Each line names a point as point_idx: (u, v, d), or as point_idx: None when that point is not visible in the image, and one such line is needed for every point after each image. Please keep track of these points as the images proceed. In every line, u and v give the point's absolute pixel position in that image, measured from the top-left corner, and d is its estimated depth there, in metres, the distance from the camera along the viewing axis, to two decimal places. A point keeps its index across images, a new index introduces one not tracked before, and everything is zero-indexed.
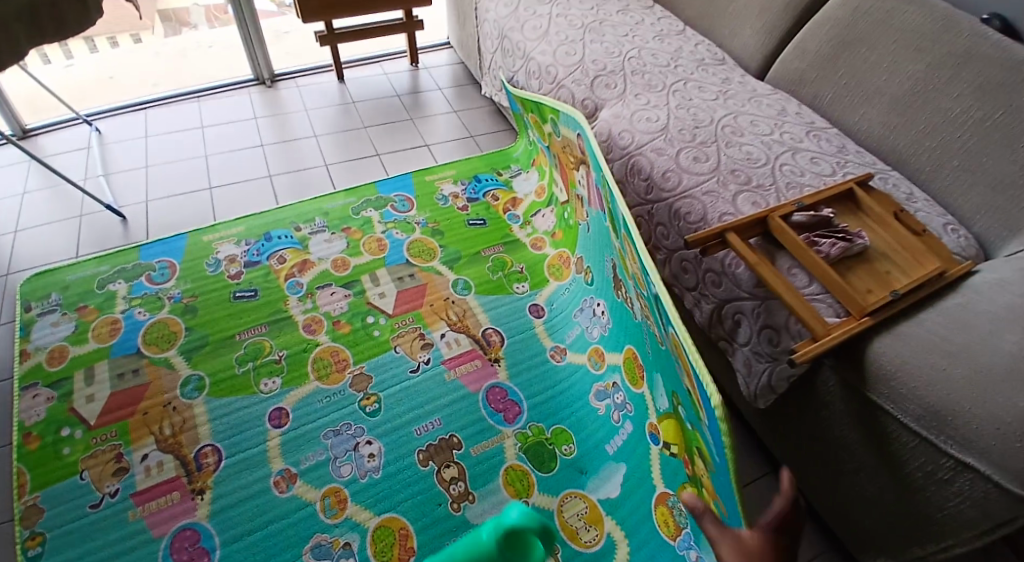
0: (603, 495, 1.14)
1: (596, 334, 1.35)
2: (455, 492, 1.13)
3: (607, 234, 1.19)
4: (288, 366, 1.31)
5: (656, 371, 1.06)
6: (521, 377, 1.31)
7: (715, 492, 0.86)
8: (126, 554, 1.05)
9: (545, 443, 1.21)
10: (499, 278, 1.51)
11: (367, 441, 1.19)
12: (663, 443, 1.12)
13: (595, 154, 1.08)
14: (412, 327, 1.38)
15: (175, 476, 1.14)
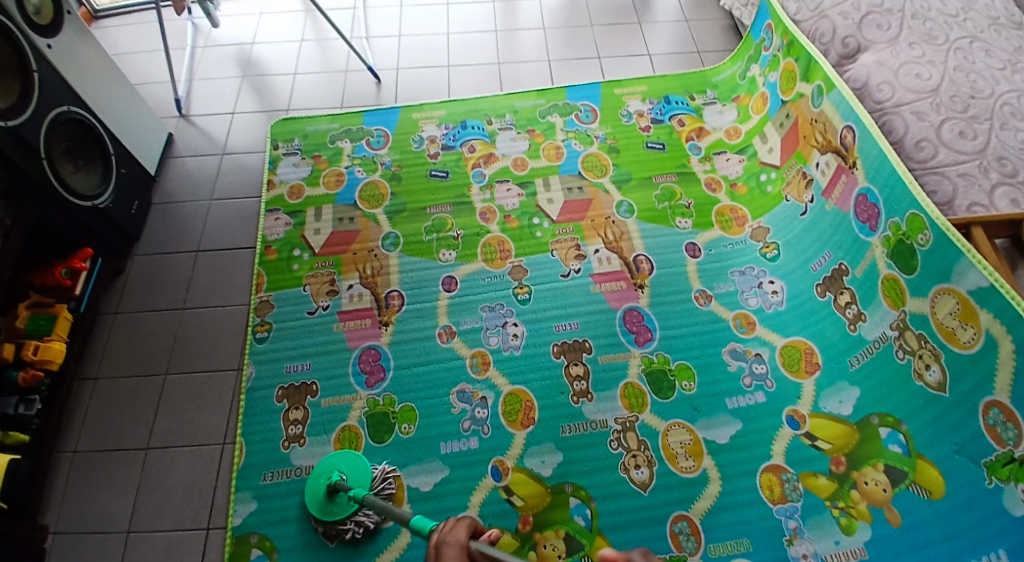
0: (709, 436, 1.25)
1: (755, 301, 1.42)
2: (577, 388, 1.31)
3: (854, 243, 1.32)
4: (463, 244, 1.52)
5: (857, 390, 1.23)
6: (660, 307, 1.42)
7: (930, 522, 1.06)
8: (326, 354, 1.37)
9: (667, 372, 1.33)
10: (664, 209, 1.58)
11: (514, 323, 1.40)
12: (803, 431, 1.23)
13: (890, 178, 1.22)
14: (571, 237, 1.52)
15: (368, 307, 1.43)
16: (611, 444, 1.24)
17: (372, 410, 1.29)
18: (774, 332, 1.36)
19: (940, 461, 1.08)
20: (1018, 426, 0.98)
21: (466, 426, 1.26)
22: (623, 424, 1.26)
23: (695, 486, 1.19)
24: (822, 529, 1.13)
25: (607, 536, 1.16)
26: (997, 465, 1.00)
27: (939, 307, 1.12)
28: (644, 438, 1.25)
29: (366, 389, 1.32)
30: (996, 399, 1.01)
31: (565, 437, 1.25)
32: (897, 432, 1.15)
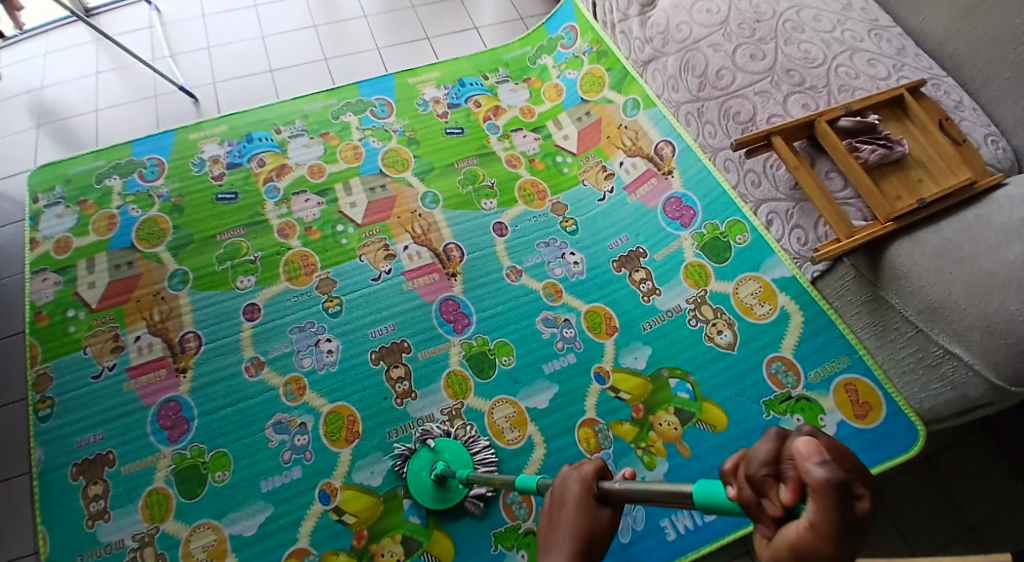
0: (531, 405, 1.28)
1: (555, 267, 1.46)
2: (400, 389, 1.29)
3: (655, 233, 1.48)
4: (262, 267, 1.44)
5: (648, 350, 1.34)
6: (473, 292, 1.42)
7: (712, 451, 1.23)
8: (119, 418, 1.25)
9: (487, 352, 1.34)
10: (468, 193, 1.58)
11: (327, 339, 1.34)
12: (608, 385, 1.30)
13: (710, 190, 1.49)
14: (378, 238, 1.48)
15: (161, 356, 1.32)
16: (439, 435, 1.24)
17: (179, 466, 1.20)
18: (577, 299, 1.42)
19: (721, 403, 1.27)
20: (797, 373, 1.28)
21: (287, 457, 1.21)
22: (449, 414, 1.27)
23: (522, 456, 1.23)
24: (631, 469, 1.21)
25: (445, 529, 1.16)
26: (775, 402, 1.26)
27: (742, 288, 1.38)
28: (471, 421, 1.26)
29: (169, 445, 1.22)
30: (782, 354, 1.30)
31: (393, 441, 1.24)
32: (684, 381, 1.30)
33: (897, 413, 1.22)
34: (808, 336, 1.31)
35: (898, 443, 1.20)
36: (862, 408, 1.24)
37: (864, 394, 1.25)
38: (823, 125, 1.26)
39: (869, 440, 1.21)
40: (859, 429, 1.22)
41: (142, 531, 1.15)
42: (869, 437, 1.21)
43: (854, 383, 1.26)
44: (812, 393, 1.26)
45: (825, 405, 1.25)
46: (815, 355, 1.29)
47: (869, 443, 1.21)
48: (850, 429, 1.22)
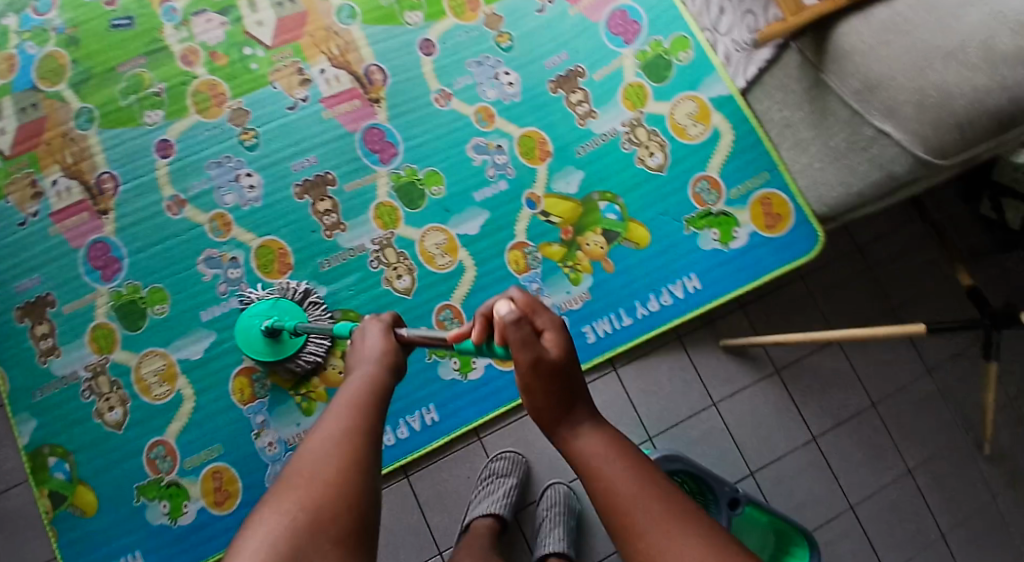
0: (461, 231, 1.29)
1: (487, 88, 1.36)
2: (327, 222, 1.29)
3: (597, 51, 1.36)
4: (168, 99, 1.32)
5: (580, 172, 1.32)
6: (399, 119, 1.34)
7: (635, 266, 1.27)
8: (51, 263, 1.26)
9: (416, 183, 1.31)
10: (390, 5, 1.37)
11: (247, 174, 1.30)
12: (539, 210, 1.30)
13: (659, 3, 1.37)
14: (290, 62, 1.34)
15: (81, 200, 1.29)
16: (372, 263, 1.28)
17: (117, 302, 1.24)
18: (510, 122, 1.35)
19: (648, 222, 1.29)
20: (719, 191, 1.30)
21: (222, 290, 1.25)
22: (380, 243, 1.28)
23: (452, 279, 1.27)
24: (556, 285, 1.27)
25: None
26: (697, 219, 1.29)
27: (677, 108, 1.34)
28: (403, 250, 1.28)
29: (104, 284, 1.25)
30: (707, 173, 1.31)
31: (325, 271, 1.27)
32: (613, 205, 1.30)
33: (804, 222, 1.29)
34: (733, 153, 1.31)
35: (800, 247, 1.28)
36: (773, 218, 1.29)
37: (778, 207, 1.29)
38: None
39: (775, 247, 1.28)
40: (770, 239, 1.28)
41: (93, 362, 1.22)
42: (777, 245, 1.28)
43: (770, 197, 1.29)
44: (731, 208, 1.29)
45: (741, 218, 1.29)
46: (738, 172, 1.30)
47: (775, 250, 1.28)
48: (760, 239, 1.28)
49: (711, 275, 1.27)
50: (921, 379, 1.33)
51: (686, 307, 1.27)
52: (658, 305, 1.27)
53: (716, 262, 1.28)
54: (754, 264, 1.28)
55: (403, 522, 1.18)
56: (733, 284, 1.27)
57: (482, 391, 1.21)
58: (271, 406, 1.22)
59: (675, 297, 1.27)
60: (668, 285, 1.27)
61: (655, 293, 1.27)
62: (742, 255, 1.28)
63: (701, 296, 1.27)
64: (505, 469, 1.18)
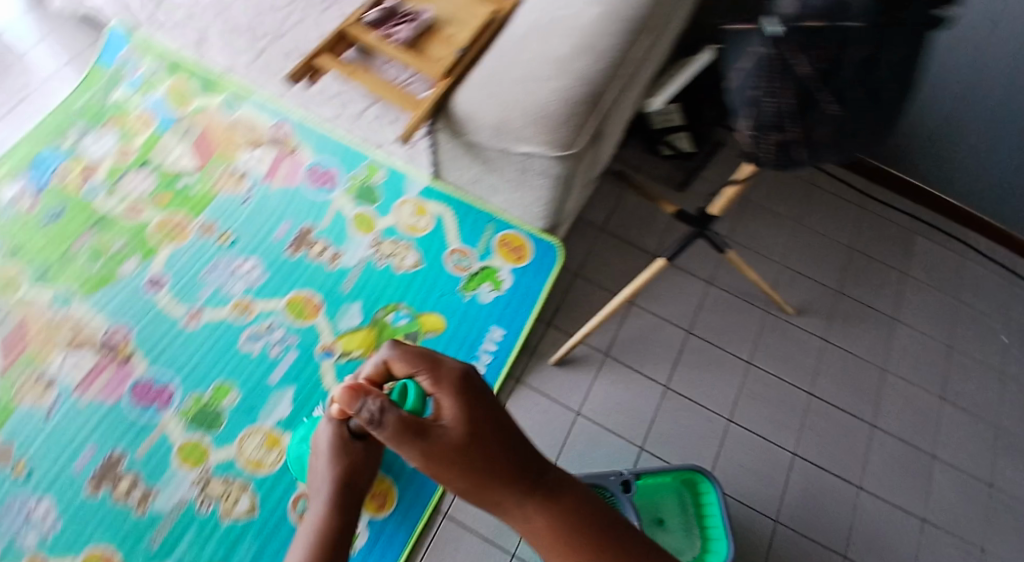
0: (274, 421, 1.29)
1: (232, 286, 1.39)
2: (136, 498, 1.19)
3: (311, 205, 1.45)
4: None
5: (359, 302, 1.38)
6: (163, 358, 1.32)
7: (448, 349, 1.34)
8: None
9: (207, 406, 1.28)
10: (103, 268, 1.39)
11: (33, 506, 1.16)
12: (337, 355, 1.33)
13: (333, 145, 1.51)
14: (26, 372, 1.27)
15: None
16: (202, 506, 1.20)
17: None
18: (270, 299, 1.38)
19: (435, 308, 1.38)
20: (468, 254, 1.42)
21: None
22: (200, 483, 1.21)
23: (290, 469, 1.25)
24: None
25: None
26: (466, 284, 1.40)
27: (401, 214, 1.44)
28: (227, 474, 1.23)
29: None
30: (452, 247, 1.42)
31: (159, 546, 1.16)
32: (399, 310, 1.38)
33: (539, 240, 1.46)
34: (460, 221, 1.45)
35: (549, 260, 1.44)
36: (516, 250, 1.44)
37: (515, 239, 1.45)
38: (354, 30, 1.23)
39: (538, 268, 1.41)
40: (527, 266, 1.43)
41: None
42: (537, 267, 1.42)
43: (506, 236, 1.45)
44: (485, 261, 1.41)
45: (497, 264, 1.42)
46: (472, 231, 1.44)
47: (539, 271, 1.42)
48: (520, 270, 1.42)
49: (505, 319, 1.38)
50: (711, 291, 1.53)
51: (503, 357, 1.36)
52: (484, 367, 1.33)
53: (502, 307, 1.39)
54: (529, 291, 1.41)
55: None
56: (524, 316, 1.39)
57: (377, 548, 1.20)
58: None
59: (490, 354, 1.35)
60: (479, 349, 1.35)
61: (474, 360, 1.34)
62: (518, 290, 1.40)
63: (507, 341, 1.37)
64: None
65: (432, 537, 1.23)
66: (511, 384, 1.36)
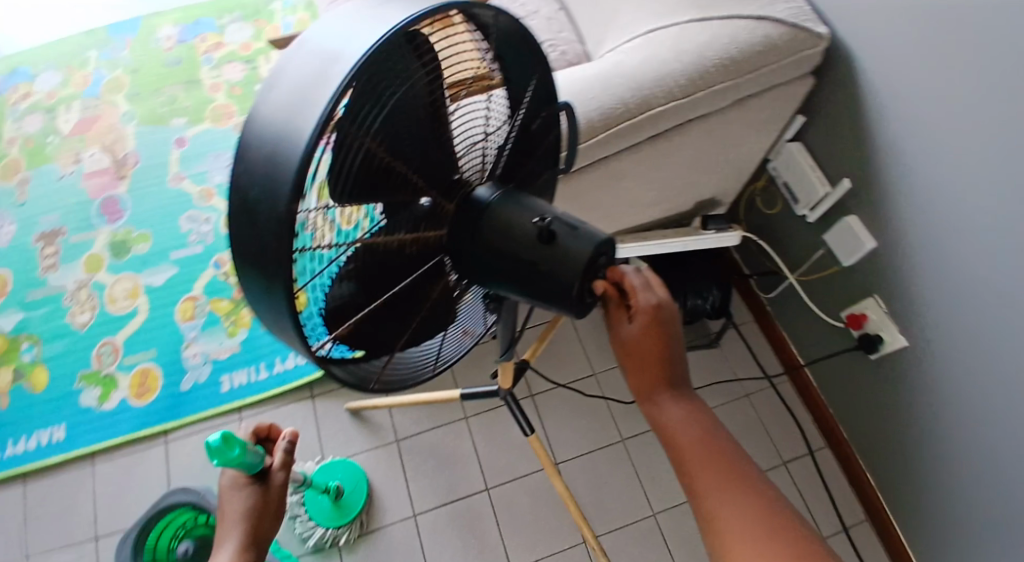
0: (149, 282, 1.51)
1: (215, 173, 1.65)
2: (48, 261, 1.53)
3: None
4: None
5: None
6: (136, 191, 1.62)
7: None
8: None
9: (129, 240, 1.56)
10: (164, 112, 1.73)
11: (5, 223, 1.58)
12: (222, 270, 1.53)
13: None
14: (73, 145, 1.68)
15: None
16: (68, 299, 1.48)
17: None
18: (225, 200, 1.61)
19: None
20: None
21: None
22: (79, 284, 1.50)
23: (127, 319, 1.46)
24: (213, 334, 1.45)
25: (46, 363, 1.41)
26: None
27: None
28: (95, 292, 1.49)
29: None
30: None
31: (30, 300, 1.48)
32: None
33: None
34: None
35: None
36: None
37: None
38: None
39: None
40: None
41: None
42: None
43: None
44: None
45: None
46: None
47: None
48: None
49: None
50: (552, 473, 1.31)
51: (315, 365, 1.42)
52: (293, 362, 1.42)
53: None
54: None
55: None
56: None
57: (112, 418, 1.35)
58: None
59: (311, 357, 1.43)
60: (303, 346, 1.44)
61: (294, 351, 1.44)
62: None
63: None
64: (95, 497, 1.29)
65: (140, 448, 1.34)
66: (300, 394, 1.40)
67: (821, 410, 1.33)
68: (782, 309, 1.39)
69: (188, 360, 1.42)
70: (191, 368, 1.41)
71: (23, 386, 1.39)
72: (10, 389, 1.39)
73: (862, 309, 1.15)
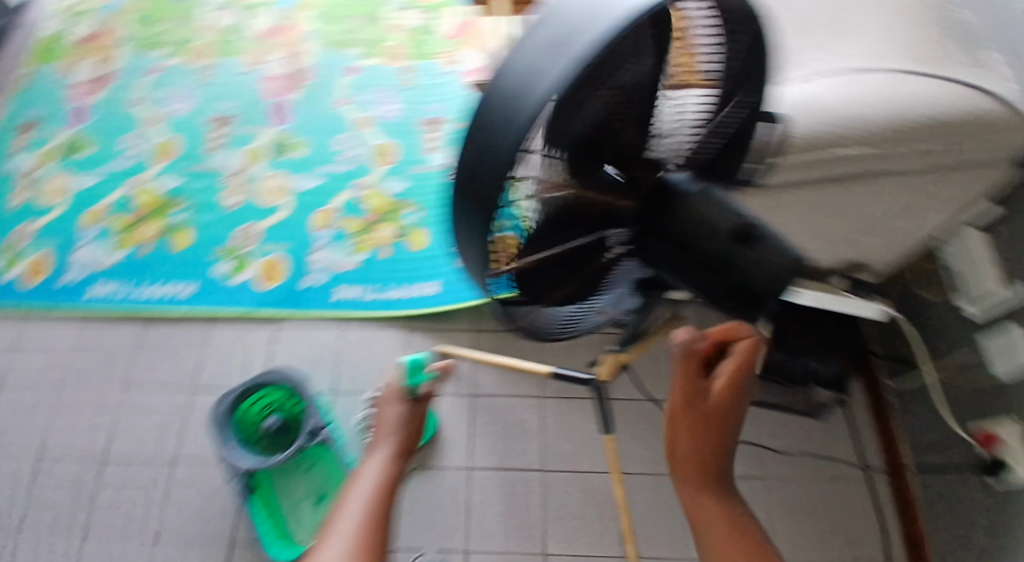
0: (296, 183, 1.59)
1: (377, 106, 1.68)
2: (214, 140, 1.62)
3: (461, 104, 1.67)
4: (178, 44, 1.78)
5: (404, 179, 1.60)
6: (303, 102, 1.68)
7: (409, 264, 1.51)
8: (46, 101, 1.69)
9: (286, 144, 1.63)
10: (345, 37, 1.77)
11: (183, 98, 1.68)
12: (361, 194, 1.58)
13: None
14: (257, 47, 1.75)
15: (87, 82, 1.72)
16: (225, 179, 1.58)
17: (63, 140, 1.62)
18: (379, 133, 1.65)
19: (427, 232, 1.54)
20: None
21: (124, 155, 1.60)
22: (236, 170, 1.59)
23: (270, 211, 1.56)
24: (340, 247, 1.53)
25: (193, 226, 1.53)
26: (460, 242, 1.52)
27: None
28: (249, 178, 1.59)
29: (68, 127, 1.64)
30: None
31: (192, 172, 1.59)
32: (415, 212, 1.57)
33: None
34: None
35: None
36: None
37: None
38: None
39: None
40: None
41: (25, 169, 1.59)
42: None
43: None
44: None
45: None
46: None
47: None
48: None
49: (450, 287, 1.48)
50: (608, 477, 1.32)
51: (422, 304, 1.47)
52: (403, 294, 1.48)
53: (456, 279, 1.49)
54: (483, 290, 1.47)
55: (118, 355, 1.41)
56: (460, 295, 1.48)
57: (237, 291, 1.47)
58: (96, 239, 1.50)
59: (421, 294, 1.48)
60: (416, 285, 1.49)
61: (406, 287, 1.49)
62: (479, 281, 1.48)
63: (436, 300, 1.47)
64: (204, 354, 1.42)
65: (252, 327, 1.45)
66: (398, 323, 1.46)
67: (910, 518, 1.24)
68: (908, 405, 1.33)
69: (314, 262, 1.51)
70: (314, 270, 1.50)
71: (170, 241, 1.51)
72: (157, 240, 1.51)
73: (993, 430, 1.07)
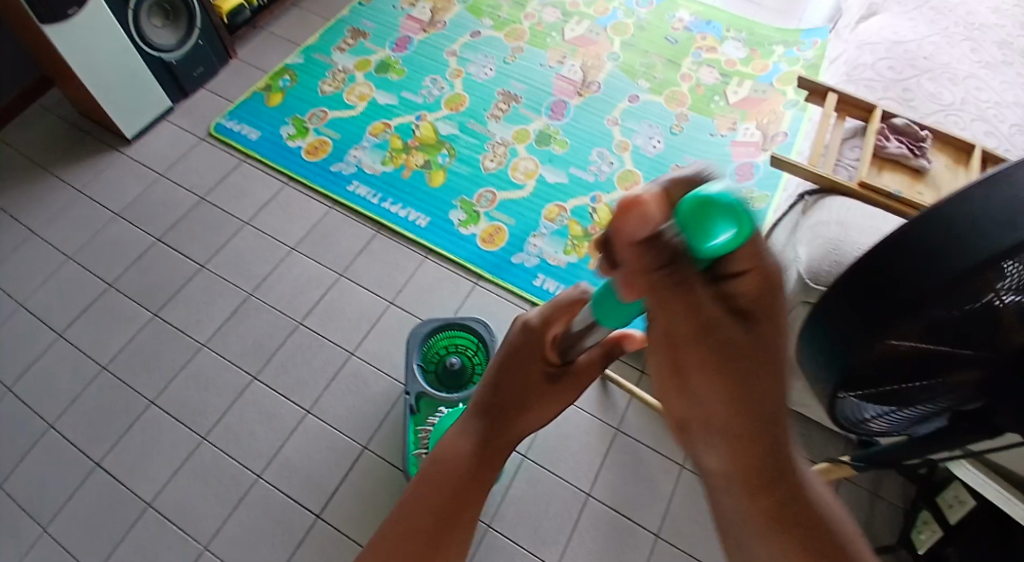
0: (544, 174, 1.69)
1: (642, 137, 1.74)
2: (496, 110, 1.78)
3: (720, 169, 1.68)
4: (500, 20, 1.94)
5: None
6: (580, 109, 1.78)
7: None
8: (382, 23, 1.93)
9: (552, 137, 1.74)
10: (639, 69, 1.84)
11: (488, 66, 1.85)
12: (594, 206, 1.64)
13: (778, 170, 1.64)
14: (564, 50, 1.88)
15: (418, 20, 1.93)
16: (491, 145, 1.73)
17: (383, 58, 1.85)
18: (633, 161, 1.70)
19: None
20: None
21: (422, 92, 1.80)
22: (502, 142, 1.73)
23: (513, 187, 1.67)
24: (557, 243, 1.60)
25: (448, 172, 1.68)
26: None
27: None
28: (509, 153, 1.72)
29: (393, 49, 1.87)
30: None
31: (467, 128, 1.75)
32: None
33: None
34: None
35: None
36: None
37: None
38: (880, 116, 1.32)
39: None
40: None
41: (345, 69, 1.83)
42: None
43: None
44: None
45: None
46: None
47: None
48: None
49: None
50: None
51: None
52: None
53: None
54: None
55: (346, 248, 1.58)
56: None
57: (458, 240, 1.60)
58: (373, 147, 1.70)
59: None
60: None
61: None
62: None
63: None
64: (412, 281, 1.55)
65: (460, 274, 1.56)
66: None
67: None
68: None
69: (529, 245, 1.59)
70: (527, 253, 1.58)
71: (426, 175, 1.68)
72: (416, 171, 1.68)
73: None
